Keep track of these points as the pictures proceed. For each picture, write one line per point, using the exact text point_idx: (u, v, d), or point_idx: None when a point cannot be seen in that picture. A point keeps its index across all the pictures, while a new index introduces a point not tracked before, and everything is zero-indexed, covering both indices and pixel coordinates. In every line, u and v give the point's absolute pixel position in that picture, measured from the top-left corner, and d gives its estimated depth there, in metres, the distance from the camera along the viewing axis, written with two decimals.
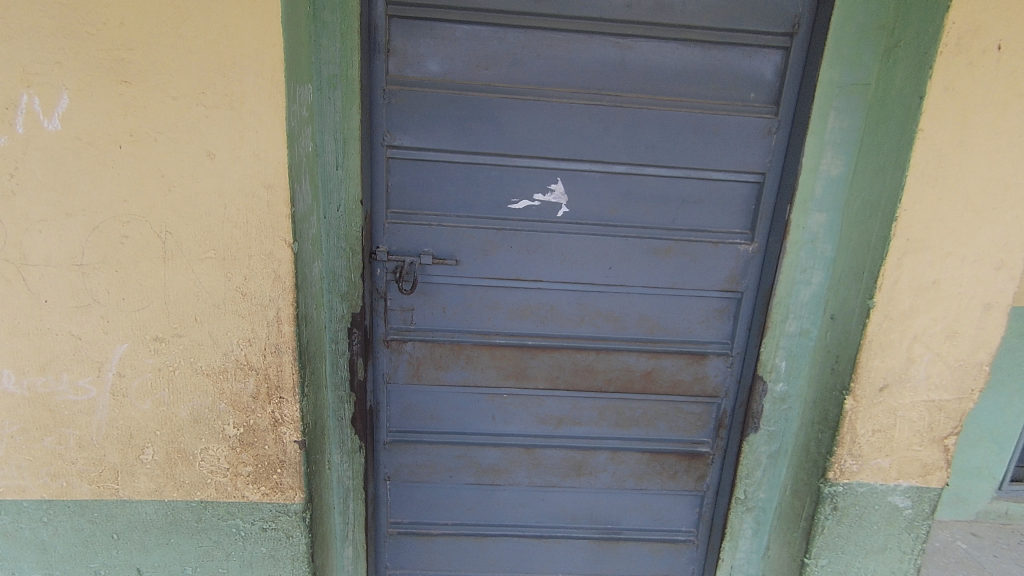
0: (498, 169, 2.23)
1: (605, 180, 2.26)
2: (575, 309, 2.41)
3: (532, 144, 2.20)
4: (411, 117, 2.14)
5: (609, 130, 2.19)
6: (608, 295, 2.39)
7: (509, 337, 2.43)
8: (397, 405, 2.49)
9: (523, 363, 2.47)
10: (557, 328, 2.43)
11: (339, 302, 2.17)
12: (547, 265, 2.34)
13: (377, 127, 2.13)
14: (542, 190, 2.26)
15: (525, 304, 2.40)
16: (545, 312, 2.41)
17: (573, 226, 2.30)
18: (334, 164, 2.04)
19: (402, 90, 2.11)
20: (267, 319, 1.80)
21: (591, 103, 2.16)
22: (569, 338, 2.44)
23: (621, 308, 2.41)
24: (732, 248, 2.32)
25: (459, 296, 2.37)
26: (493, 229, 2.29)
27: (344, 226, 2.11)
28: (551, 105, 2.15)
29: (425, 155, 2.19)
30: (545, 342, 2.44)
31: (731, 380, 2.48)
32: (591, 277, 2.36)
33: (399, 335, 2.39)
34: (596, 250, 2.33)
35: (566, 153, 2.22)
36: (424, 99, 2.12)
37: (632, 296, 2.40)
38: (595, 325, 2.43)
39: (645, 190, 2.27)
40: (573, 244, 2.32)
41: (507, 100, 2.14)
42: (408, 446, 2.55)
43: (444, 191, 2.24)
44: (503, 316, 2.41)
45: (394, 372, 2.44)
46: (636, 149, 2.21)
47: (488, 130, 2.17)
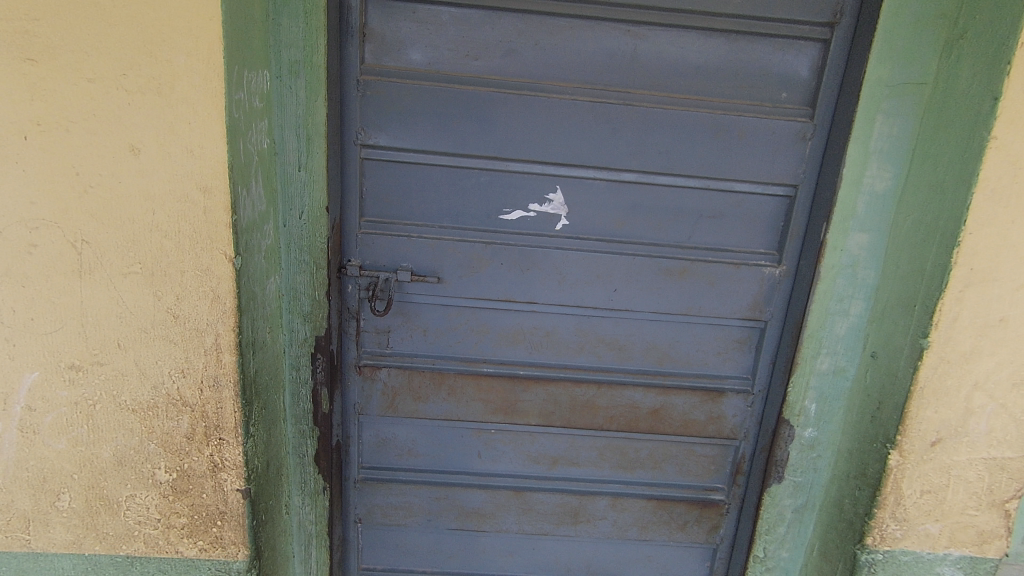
0: (489, 175, 1.94)
1: (611, 190, 1.96)
2: (573, 336, 2.11)
3: (527, 146, 1.90)
4: (389, 112, 1.85)
5: (617, 132, 1.89)
6: (612, 321, 2.09)
7: (498, 366, 2.13)
8: (370, 439, 2.20)
9: (513, 396, 2.16)
10: (552, 358, 2.13)
11: (301, 323, 1.89)
12: (543, 285, 2.05)
13: (349, 122, 1.85)
14: (538, 199, 1.97)
15: (517, 329, 2.10)
16: (540, 339, 2.11)
17: (574, 241, 2.01)
18: (296, 164, 1.75)
19: (379, 81, 1.82)
20: (203, 347, 1.51)
21: (597, 101, 1.86)
22: (567, 369, 2.14)
23: (627, 336, 2.11)
24: (757, 270, 2.02)
25: (442, 318, 2.08)
26: (481, 244, 1.99)
27: (307, 236, 1.81)
28: (551, 101, 1.86)
29: (405, 156, 1.90)
30: (539, 373, 2.14)
31: (751, 421, 2.17)
32: (593, 301, 2.06)
33: (373, 360, 2.10)
34: (599, 269, 2.03)
35: (567, 158, 1.92)
36: (404, 93, 1.84)
37: (640, 324, 2.10)
38: (596, 354, 2.13)
39: (657, 202, 1.97)
40: (573, 262, 2.02)
41: (501, 94, 1.85)
42: (382, 486, 2.25)
43: (426, 198, 1.96)
44: (491, 341, 2.11)
45: (366, 403, 2.14)
46: (648, 155, 1.91)
47: (477, 130, 1.88)
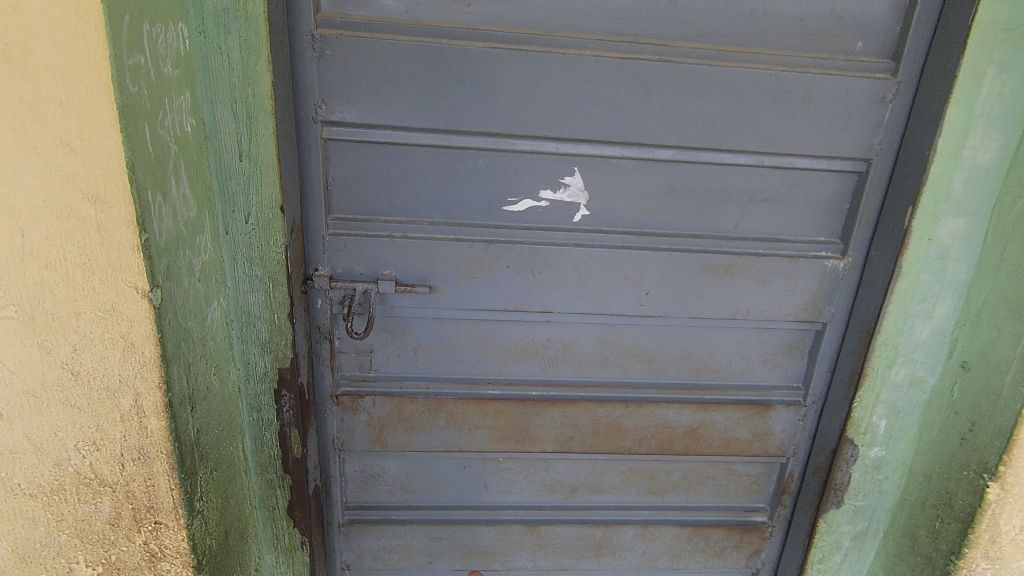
0: (489, 156, 1.54)
1: (643, 171, 1.57)
2: (595, 348, 1.77)
3: (537, 118, 1.49)
4: (357, 78, 1.42)
5: (651, 97, 1.48)
6: (640, 329, 1.75)
7: (505, 388, 1.79)
8: (355, 477, 1.85)
9: (525, 422, 1.82)
10: (571, 374, 1.80)
11: (259, 354, 1.48)
12: (559, 290, 1.67)
13: (304, 93, 1.41)
14: (551, 184, 1.57)
15: (528, 342, 1.75)
16: (556, 353, 1.77)
17: (596, 236, 1.62)
18: (235, 152, 1.30)
19: (341, 36, 1.38)
20: (119, 412, 1.11)
21: (625, 57, 1.45)
22: (588, 386, 1.80)
23: (658, 346, 1.77)
24: (817, 264, 1.66)
25: (437, 334, 1.71)
26: (482, 242, 1.60)
27: (259, 245, 1.39)
28: (567, 58, 1.44)
29: (381, 135, 1.49)
30: (554, 393, 1.80)
31: (802, 437, 1.86)
32: (619, 308, 1.70)
33: (354, 389, 1.72)
34: (628, 270, 1.66)
35: (588, 133, 1.51)
36: (376, 52, 1.40)
37: (674, 330, 1.75)
38: (622, 367, 1.80)
39: (699, 185, 1.59)
40: (595, 262, 1.64)
41: (502, 50, 1.42)
42: (371, 529, 1.91)
43: (410, 188, 1.56)
44: (496, 358, 1.76)
45: (348, 438, 1.78)
46: (689, 125, 1.51)
47: (472, 99, 1.46)
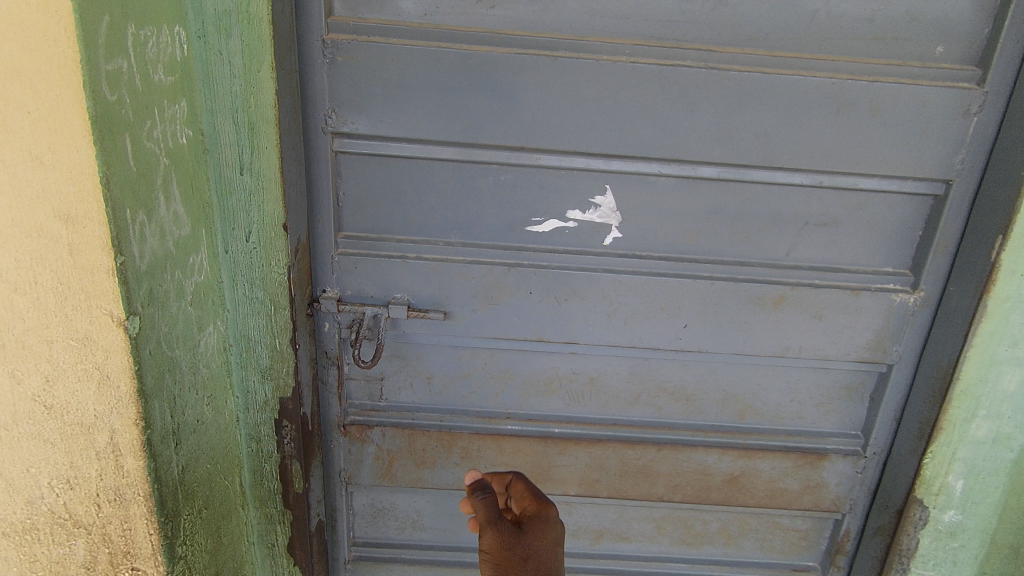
0: (512, 172, 1.41)
1: (683, 190, 1.41)
2: (624, 383, 1.61)
3: (566, 131, 1.35)
4: (370, 87, 1.31)
5: (695, 108, 1.32)
6: (676, 364, 1.57)
7: (526, 424, 1.64)
8: (363, 510, 1.74)
9: (546, 461, 1.66)
10: (597, 410, 1.64)
11: (260, 382, 1.38)
12: (587, 320, 1.52)
13: (314, 102, 1.32)
14: (580, 204, 1.43)
15: (552, 375, 1.60)
16: (582, 388, 1.61)
17: (629, 260, 1.46)
18: (236, 165, 1.20)
19: (353, 41, 1.28)
20: (94, 450, 1.01)
21: (666, 64, 1.30)
22: (615, 425, 1.64)
23: (696, 383, 1.60)
24: (882, 298, 1.46)
25: (453, 362, 1.58)
26: (502, 266, 1.47)
27: (260, 265, 1.28)
28: (600, 65, 1.30)
29: (395, 148, 1.37)
30: (579, 431, 1.64)
31: (861, 491, 1.65)
32: (654, 341, 1.54)
33: (363, 418, 1.61)
34: (663, 299, 1.49)
35: (622, 147, 1.36)
36: (391, 58, 1.30)
37: (715, 367, 1.57)
38: (655, 406, 1.63)
39: (747, 206, 1.41)
40: (627, 290, 1.48)
41: (527, 57, 1.29)
42: (378, 566, 1.79)
43: (426, 206, 1.43)
44: (516, 391, 1.62)
45: (356, 470, 1.66)
46: (737, 140, 1.35)
47: (494, 110, 1.34)
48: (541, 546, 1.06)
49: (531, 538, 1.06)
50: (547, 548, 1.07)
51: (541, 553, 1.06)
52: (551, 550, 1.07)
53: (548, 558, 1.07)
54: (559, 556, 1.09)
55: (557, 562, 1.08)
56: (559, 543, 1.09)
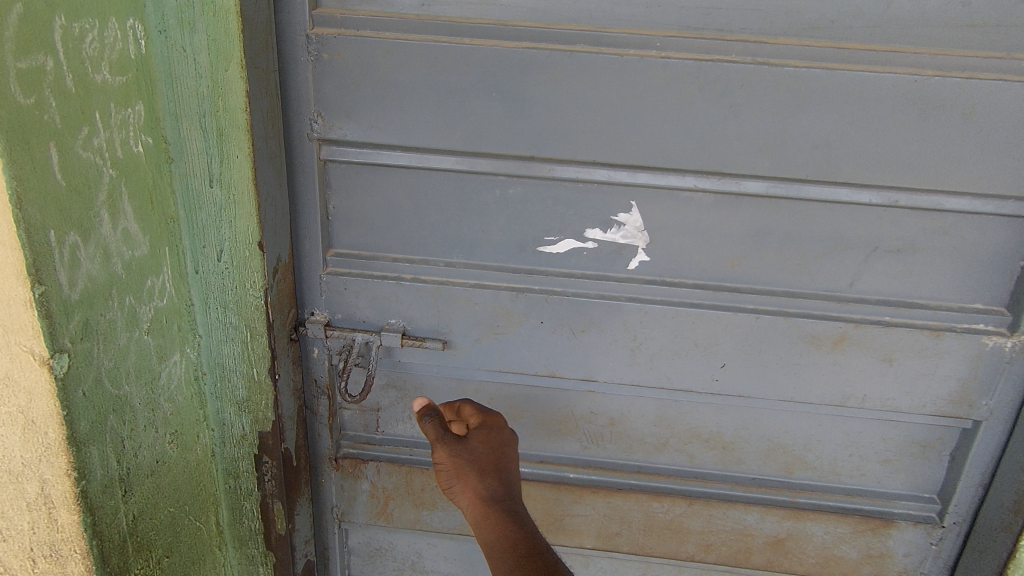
0: (521, 185, 1.22)
1: (723, 208, 1.19)
2: (650, 427, 1.40)
3: (583, 138, 1.16)
4: (359, 88, 1.16)
5: (739, 111, 1.11)
6: (710, 407, 1.36)
7: (537, 467, 1.46)
8: (359, 549, 1.59)
9: (559, 510, 1.47)
10: (619, 455, 1.44)
11: (237, 415, 1.24)
12: (607, 354, 1.32)
13: (298, 106, 1.17)
14: (600, 222, 1.23)
15: (567, 415, 1.41)
16: (602, 430, 1.41)
17: (657, 288, 1.26)
18: (205, 177, 1.07)
19: (340, 35, 1.12)
20: (25, 501, 0.89)
21: (704, 58, 1.08)
22: (639, 473, 1.44)
23: (735, 430, 1.38)
24: (970, 341, 1.20)
25: (455, 396, 1.41)
26: (510, 291, 1.29)
27: (234, 288, 1.14)
28: (624, 60, 1.10)
29: (388, 157, 1.21)
30: (597, 478, 1.45)
31: (934, 565, 1.40)
32: (685, 382, 1.32)
33: (357, 451, 1.46)
34: (697, 335, 1.28)
35: (650, 158, 1.16)
36: (382, 55, 1.13)
37: (757, 413, 1.35)
38: (686, 454, 1.42)
39: (803, 228, 1.18)
40: (654, 323, 1.28)
41: (538, 52, 1.11)
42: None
43: (424, 222, 1.27)
44: (527, 430, 1.44)
45: (349, 508, 1.51)
46: (792, 149, 1.12)
47: (501, 113, 1.16)
48: (486, 451, 1.13)
49: (475, 443, 1.12)
50: (492, 450, 1.13)
51: (487, 459, 1.11)
52: (497, 452, 1.13)
53: (497, 460, 1.12)
54: (508, 457, 1.14)
55: (508, 463, 1.13)
56: (507, 445, 1.15)
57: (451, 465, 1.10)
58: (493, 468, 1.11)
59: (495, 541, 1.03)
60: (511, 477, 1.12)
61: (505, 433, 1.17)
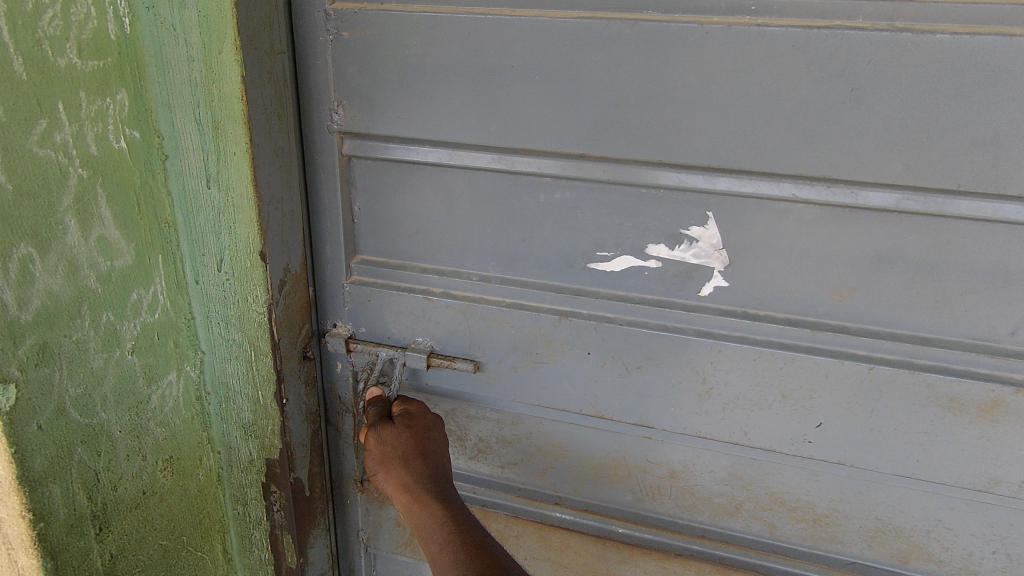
0: (570, 188, 1.00)
1: (835, 224, 0.90)
2: (720, 486, 1.14)
3: (648, 133, 0.91)
4: (383, 73, 0.98)
5: (863, 97, 0.82)
6: (800, 471, 1.08)
7: (579, 514, 1.24)
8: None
9: (604, 567, 1.25)
10: (680, 514, 1.19)
11: (243, 438, 1.12)
12: (667, 397, 1.08)
13: (316, 95, 1.02)
14: (667, 237, 0.98)
15: (618, 461, 1.18)
16: (660, 482, 1.17)
17: (737, 321, 0.99)
18: (201, 176, 0.93)
19: (362, 11, 0.96)
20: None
21: (816, 26, 0.81)
22: (704, 538, 1.18)
23: (831, 502, 1.09)
24: None
25: (491, 426, 1.23)
26: (553, 314, 1.08)
27: (236, 301, 1.01)
28: (706, 31, 0.84)
29: (412, 154, 1.03)
30: (652, 536, 1.21)
31: None
32: (768, 440, 1.06)
33: None
34: (787, 384, 1.01)
35: (736, 157, 0.89)
36: (408, 33, 0.95)
37: (864, 485, 1.06)
38: (766, 522, 1.15)
39: (946, 256, 0.87)
40: (729, 366, 1.02)
41: (594, 22, 0.88)
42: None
43: (455, 229, 1.07)
44: (571, 473, 1.22)
45: (376, 534, 1.35)
46: (938, 149, 0.82)
47: (546, 102, 0.94)
48: (410, 435, 1.02)
49: (397, 429, 1.02)
50: (417, 434, 1.03)
51: (413, 444, 1.01)
52: (423, 435, 1.03)
53: (422, 443, 1.02)
54: (435, 440, 1.04)
55: (434, 445, 1.03)
56: (432, 428, 1.05)
57: (375, 451, 1.01)
58: (420, 452, 1.00)
59: (425, 526, 0.92)
60: (441, 460, 1.01)
61: (427, 416, 1.07)
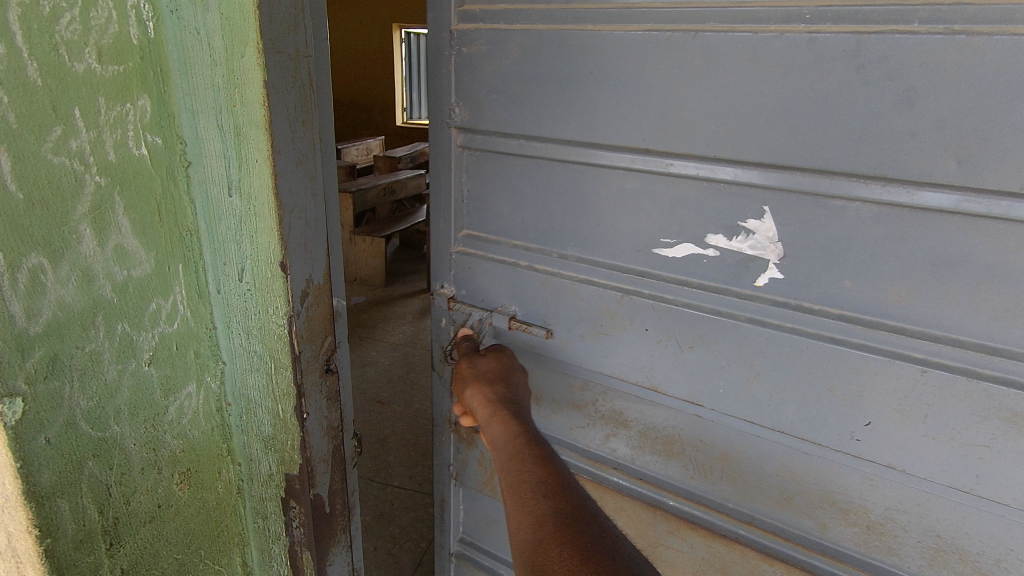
0: (641, 179, 1.25)
1: (882, 221, 1.05)
2: (772, 477, 1.32)
3: (704, 129, 1.15)
4: (488, 83, 1.36)
5: (913, 98, 0.97)
6: (855, 473, 1.22)
7: (633, 480, 1.51)
8: (469, 516, 1.89)
9: (654, 536, 1.50)
10: (731, 498, 1.39)
11: (263, 451, 1.09)
12: (716, 377, 1.30)
13: (441, 97, 1.43)
14: (724, 229, 1.19)
15: (674, 437, 1.42)
16: (712, 463, 1.38)
17: (787, 312, 1.17)
18: (223, 184, 0.91)
19: (478, 30, 1.34)
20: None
21: (867, 31, 0.98)
22: (750, 524, 1.37)
23: (888, 511, 1.21)
24: None
25: (564, 389, 1.54)
26: (619, 293, 1.35)
27: (257, 313, 0.98)
28: (761, 40, 1.06)
29: (506, 145, 1.39)
30: (699, 513, 1.43)
31: None
32: (816, 433, 1.22)
33: None
34: (834, 379, 1.17)
35: (786, 155, 1.09)
36: (510, 47, 1.31)
37: (922, 498, 1.17)
38: (817, 521, 1.30)
39: (1006, 264, 0.97)
40: (780, 354, 1.21)
41: (663, 35, 1.14)
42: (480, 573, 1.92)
43: (542, 211, 1.40)
44: (630, 442, 1.49)
45: (465, 469, 1.82)
46: (982, 154, 0.95)
47: (613, 101, 1.23)
48: (496, 368, 1.40)
49: (482, 367, 1.39)
50: (501, 370, 1.39)
51: (499, 373, 1.38)
52: (504, 371, 1.39)
53: (505, 376, 1.37)
54: (514, 373, 1.40)
55: (512, 377, 1.38)
56: (509, 367, 1.41)
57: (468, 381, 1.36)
58: (501, 382, 1.33)
59: (498, 440, 1.13)
60: (517, 389, 1.34)
61: (507, 358, 1.45)
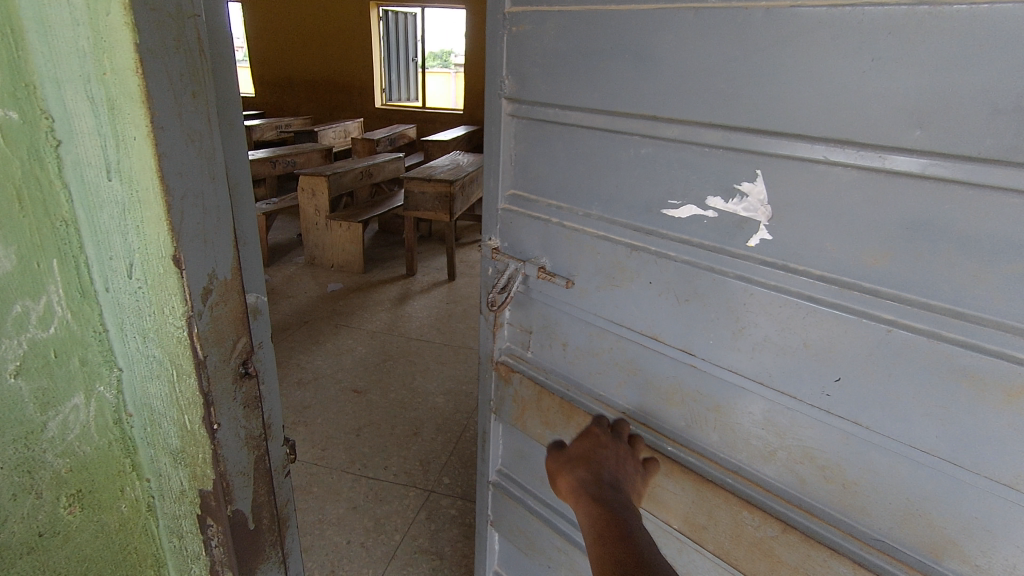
0: (653, 144, 1.18)
1: (866, 189, 0.95)
2: (758, 428, 1.22)
3: (700, 96, 1.08)
4: (534, 61, 1.32)
5: (882, 66, 0.88)
6: (833, 431, 1.11)
7: (640, 426, 1.41)
8: (504, 454, 1.85)
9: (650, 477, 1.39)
10: (722, 448, 1.29)
11: (174, 466, 0.98)
12: (709, 330, 1.22)
13: (494, 68, 1.41)
14: (722, 191, 1.11)
15: (673, 385, 1.34)
16: (707, 413, 1.29)
17: (772, 271, 1.09)
18: (101, 166, 0.78)
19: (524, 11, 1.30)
20: None
21: (840, 2, 0.89)
22: (737, 473, 1.27)
23: (862, 469, 1.09)
24: None
25: (584, 336, 1.49)
26: (627, 247, 1.30)
27: (155, 314, 0.86)
28: (748, 13, 0.98)
29: (548, 115, 1.34)
30: (694, 459, 1.33)
31: None
32: (791, 386, 1.14)
33: (513, 360, 1.69)
34: (810, 333, 1.07)
35: (772, 121, 1.00)
36: (549, 25, 1.27)
37: (894, 461, 1.05)
38: (800, 476, 1.19)
39: (981, 230, 0.86)
40: (760, 308, 1.13)
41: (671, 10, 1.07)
42: (512, 503, 1.85)
43: (574, 173, 1.35)
44: (639, 389, 1.41)
45: (501, 406, 1.75)
46: (951, 118, 0.84)
47: (633, 75, 1.16)
48: (585, 447, 1.29)
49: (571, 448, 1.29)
50: (588, 448, 1.28)
51: (585, 451, 1.27)
52: (592, 449, 1.27)
53: (591, 454, 1.26)
54: (605, 451, 1.28)
55: (601, 455, 1.25)
56: (600, 445, 1.29)
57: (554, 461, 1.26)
58: (588, 462, 1.22)
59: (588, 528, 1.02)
60: (606, 466, 1.22)
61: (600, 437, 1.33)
